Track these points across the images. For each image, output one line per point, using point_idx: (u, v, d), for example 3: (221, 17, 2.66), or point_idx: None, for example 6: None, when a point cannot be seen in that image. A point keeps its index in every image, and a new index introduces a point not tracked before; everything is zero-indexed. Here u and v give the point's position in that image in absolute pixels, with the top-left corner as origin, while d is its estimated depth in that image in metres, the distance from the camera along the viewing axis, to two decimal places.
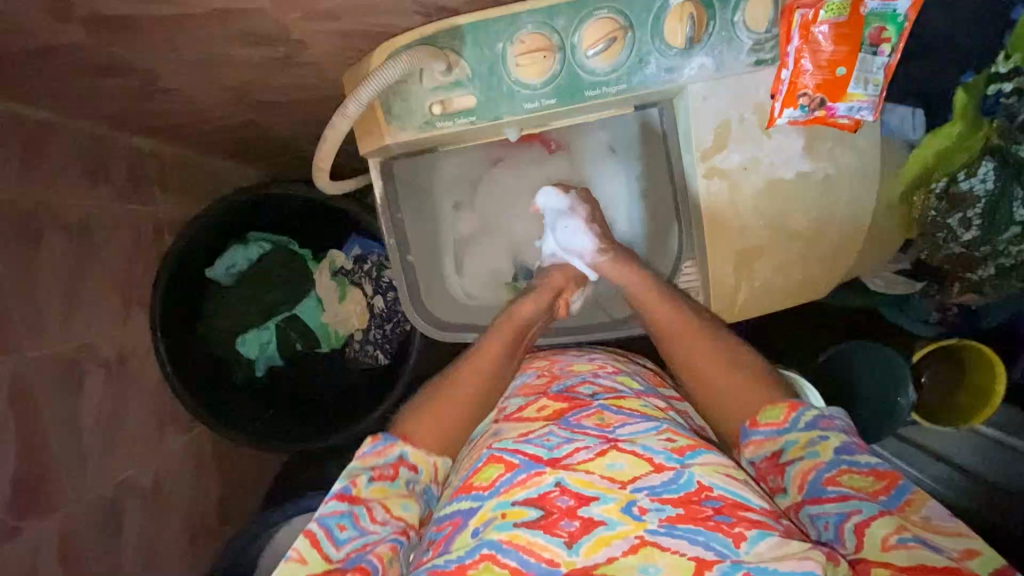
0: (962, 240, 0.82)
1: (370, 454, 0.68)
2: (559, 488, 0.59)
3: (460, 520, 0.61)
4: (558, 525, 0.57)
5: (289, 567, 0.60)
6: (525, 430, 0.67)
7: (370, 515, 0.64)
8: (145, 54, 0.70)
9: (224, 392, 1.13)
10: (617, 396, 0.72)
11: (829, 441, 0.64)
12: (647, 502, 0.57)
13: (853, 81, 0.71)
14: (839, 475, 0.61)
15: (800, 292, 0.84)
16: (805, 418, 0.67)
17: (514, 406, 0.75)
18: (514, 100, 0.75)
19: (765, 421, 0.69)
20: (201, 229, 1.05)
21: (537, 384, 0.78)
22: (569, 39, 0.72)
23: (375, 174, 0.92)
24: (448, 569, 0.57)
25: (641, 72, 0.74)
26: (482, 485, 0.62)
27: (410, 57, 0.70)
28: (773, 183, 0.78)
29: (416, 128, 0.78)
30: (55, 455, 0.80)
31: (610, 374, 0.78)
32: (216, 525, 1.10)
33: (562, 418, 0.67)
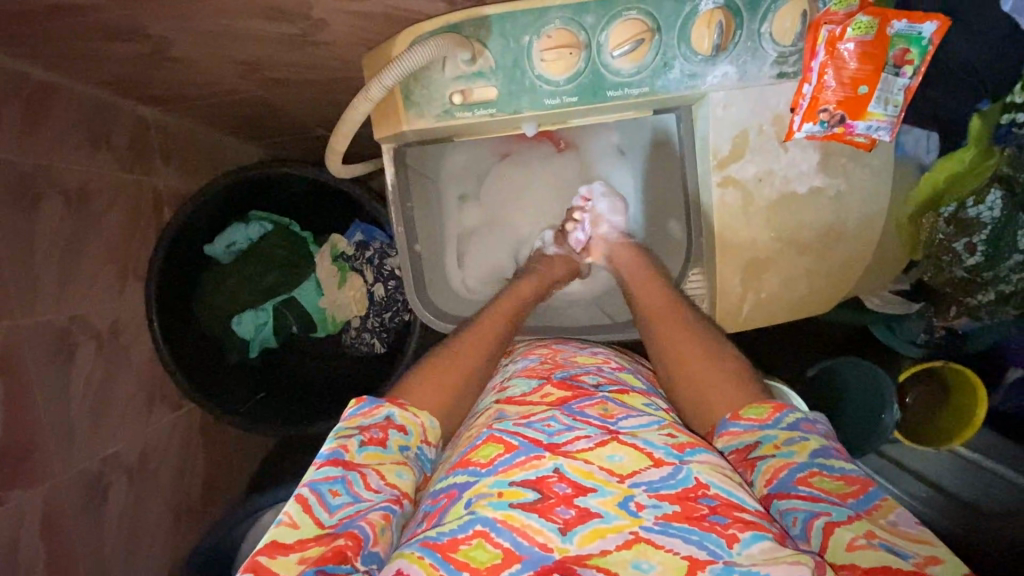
0: (966, 264, 0.85)
1: (358, 418, 0.69)
2: (558, 474, 0.59)
3: (454, 492, 0.60)
4: (553, 511, 0.57)
5: (279, 531, 0.57)
6: (526, 413, 0.68)
7: (363, 478, 0.63)
8: (161, 20, 0.67)
9: (216, 372, 1.10)
10: (621, 390, 0.73)
11: (806, 441, 0.61)
12: (644, 498, 0.57)
13: (874, 101, 0.72)
14: (810, 476, 0.57)
15: (804, 306, 0.85)
16: (788, 419, 0.64)
17: (517, 388, 0.75)
18: (536, 96, 0.75)
19: (747, 415, 0.66)
20: (203, 205, 1.03)
21: (541, 368, 0.78)
22: (596, 37, 0.71)
23: (387, 161, 0.90)
24: (439, 540, 0.55)
25: (665, 76, 0.74)
26: (480, 461, 0.61)
27: (436, 44, 0.69)
28: (787, 196, 0.79)
29: (434, 117, 0.77)
30: (42, 426, 0.78)
31: (613, 369, 0.79)
32: (200, 506, 1.07)
33: (565, 405, 0.68)
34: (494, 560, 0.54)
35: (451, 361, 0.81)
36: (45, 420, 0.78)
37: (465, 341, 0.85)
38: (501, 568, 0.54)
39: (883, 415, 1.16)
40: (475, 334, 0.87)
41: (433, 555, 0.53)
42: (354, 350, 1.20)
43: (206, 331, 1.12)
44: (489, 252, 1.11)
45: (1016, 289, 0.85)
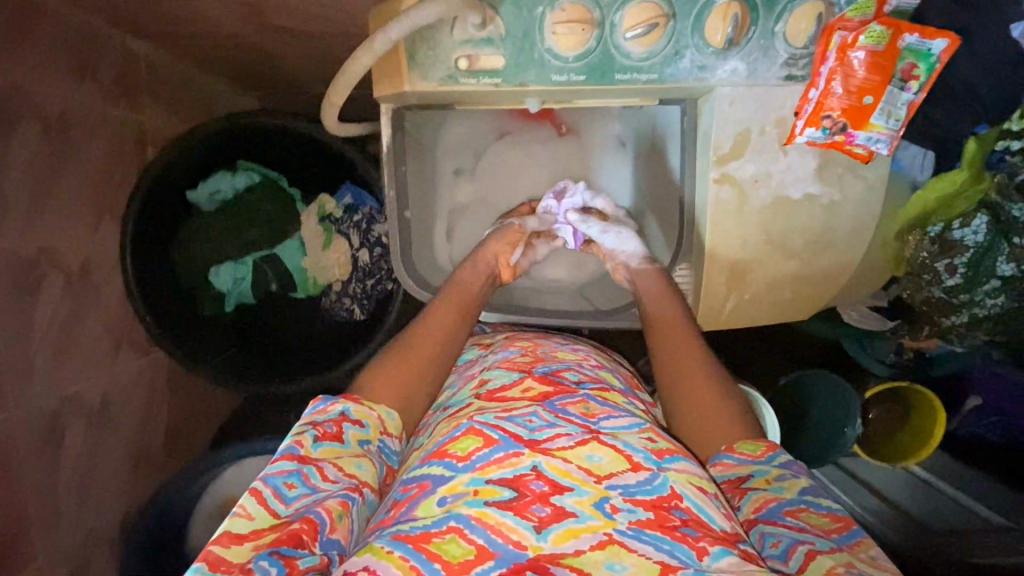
0: (945, 285, 0.86)
1: (313, 415, 0.69)
2: (535, 471, 0.59)
3: (428, 484, 0.59)
4: (529, 509, 0.56)
5: (234, 523, 0.57)
6: (507, 407, 0.67)
7: (321, 470, 0.63)
8: None
9: (188, 321, 1.07)
10: (602, 387, 0.74)
11: (796, 479, 0.63)
12: (620, 502, 0.58)
13: (877, 112, 0.72)
14: (798, 510, 0.59)
15: (786, 310, 0.86)
16: (780, 458, 0.65)
17: (496, 381, 0.74)
18: (543, 70, 0.73)
19: (741, 449, 0.67)
20: (190, 148, 0.99)
21: (521, 362, 0.77)
22: (610, 16, 0.70)
23: (385, 121, 0.87)
24: (412, 533, 0.54)
25: (674, 65, 0.73)
26: (457, 455, 0.60)
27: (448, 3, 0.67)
28: (780, 200, 0.79)
29: (437, 80, 0.75)
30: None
31: (592, 367, 0.79)
32: (161, 456, 1.06)
33: (547, 401, 0.67)
34: (465, 555, 0.53)
35: (415, 344, 0.82)
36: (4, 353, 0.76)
37: (435, 324, 0.86)
38: (472, 564, 0.53)
39: (844, 428, 1.20)
40: (444, 318, 0.87)
41: (403, 547, 0.53)
42: (332, 316, 1.18)
43: (179, 278, 1.08)
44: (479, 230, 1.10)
45: (988, 314, 0.86)
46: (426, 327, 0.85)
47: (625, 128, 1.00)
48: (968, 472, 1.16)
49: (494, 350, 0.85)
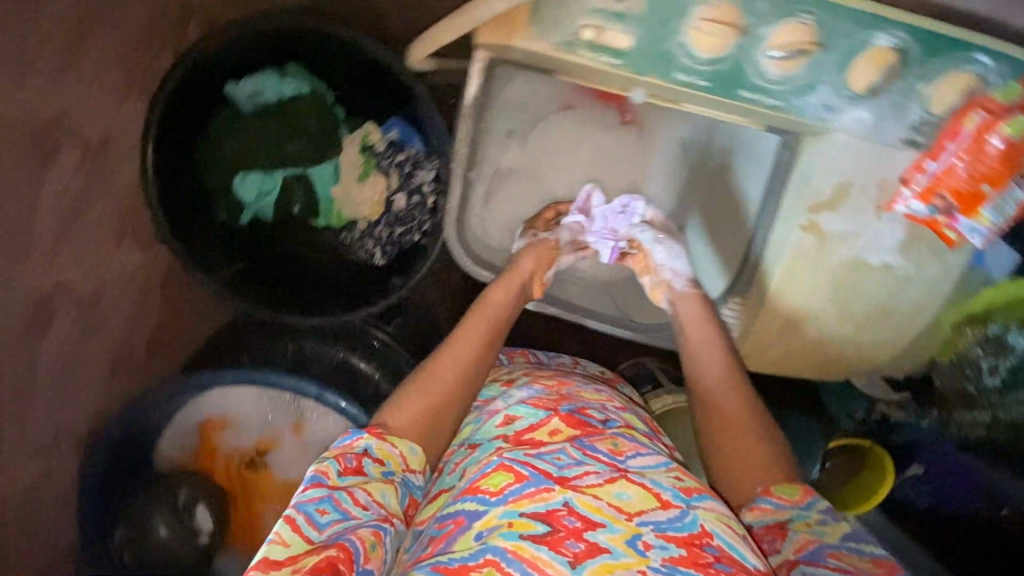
0: (983, 382, 0.88)
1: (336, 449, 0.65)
2: (567, 507, 0.59)
3: (463, 520, 0.59)
4: (563, 544, 0.55)
5: (268, 551, 0.54)
6: (534, 442, 0.67)
7: (351, 495, 0.59)
8: None
9: (201, 223, 0.99)
10: (627, 425, 0.74)
11: (837, 523, 0.60)
12: (651, 538, 0.57)
13: (990, 205, 0.70)
14: (841, 554, 0.57)
15: (828, 367, 0.85)
16: (819, 503, 0.62)
17: (523, 419, 0.71)
18: (667, 66, 0.67)
19: (778, 492, 0.64)
20: (246, 34, 0.88)
21: (548, 401, 0.73)
22: (759, 28, 0.64)
23: (475, 67, 0.78)
24: (450, 565, 0.54)
25: (804, 97, 0.68)
26: (489, 490, 0.61)
27: None
28: (857, 263, 0.77)
29: (553, 45, 0.68)
30: None
31: (617, 410, 0.77)
32: (141, 360, 0.99)
33: (574, 438, 0.68)
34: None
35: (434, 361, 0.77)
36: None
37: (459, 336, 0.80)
38: None
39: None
40: (470, 336, 0.80)
41: None
42: (349, 256, 1.10)
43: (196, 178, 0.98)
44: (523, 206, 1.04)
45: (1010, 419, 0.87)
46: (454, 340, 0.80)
47: (694, 131, 0.95)
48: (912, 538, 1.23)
49: (514, 375, 0.82)
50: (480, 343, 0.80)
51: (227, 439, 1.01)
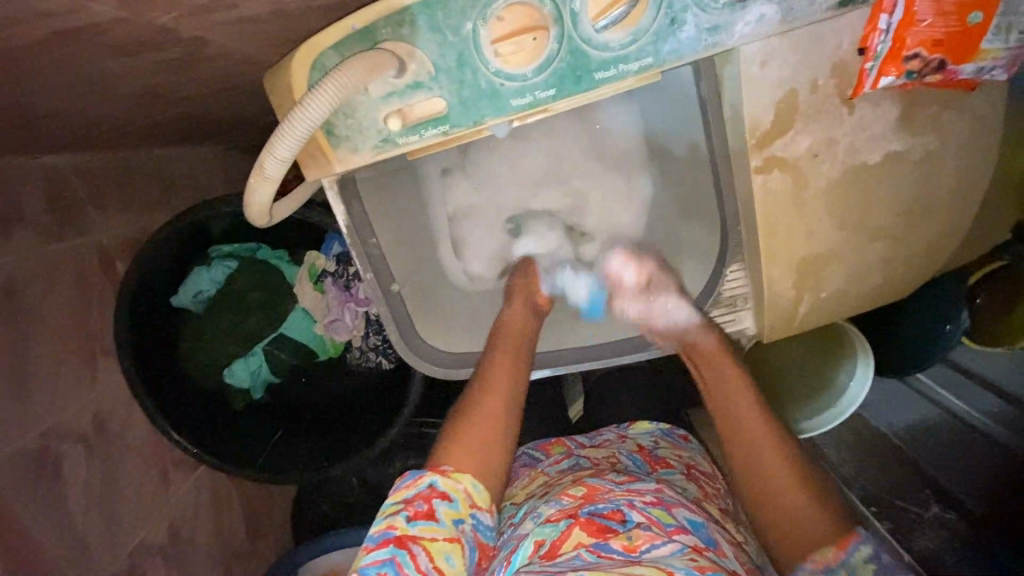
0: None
1: (400, 492, 0.59)
2: None
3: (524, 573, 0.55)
4: None
5: None
6: (548, 548, 0.59)
7: (414, 557, 0.55)
8: (24, 80, 0.57)
9: (226, 424, 1.04)
10: (654, 511, 0.61)
11: None
12: None
13: (991, 32, 0.49)
14: None
15: (874, 302, 0.68)
16: (855, 559, 0.55)
17: (541, 530, 0.62)
18: (498, 101, 0.55)
19: (813, 557, 0.56)
20: (160, 252, 0.95)
21: (571, 499, 0.64)
22: (568, 5, 0.49)
23: (413, 190, 0.81)
24: None
25: (673, 37, 0.52)
26: None
27: (340, 87, 0.49)
28: (850, 171, 0.59)
29: (372, 147, 0.58)
30: (81, 532, 0.79)
31: (648, 500, 0.63)
32: (247, 547, 1.08)
33: (593, 535, 0.58)
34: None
35: (486, 381, 0.71)
36: (69, 535, 0.77)
37: (501, 368, 0.73)
38: None
39: (837, 375, 1.11)
40: (497, 387, 0.70)
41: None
42: (364, 370, 1.12)
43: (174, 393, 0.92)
44: (418, 240, 0.82)
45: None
46: (495, 361, 0.73)
47: (558, 145, 0.84)
48: (886, 400, 1.30)
49: (568, 486, 0.69)
50: (509, 402, 0.69)
51: None
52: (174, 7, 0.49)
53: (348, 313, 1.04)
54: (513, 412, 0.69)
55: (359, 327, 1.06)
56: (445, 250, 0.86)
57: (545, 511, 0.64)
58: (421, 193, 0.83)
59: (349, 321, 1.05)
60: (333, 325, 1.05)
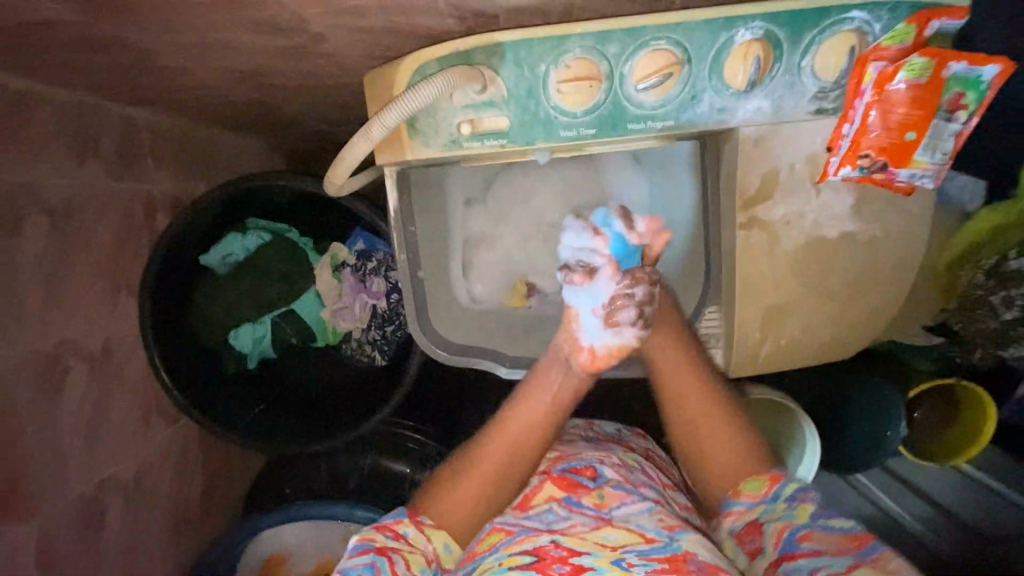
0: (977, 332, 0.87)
1: (382, 520, 0.65)
2: (555, 542, 0.59)
3: (512, 531, 0.62)
4: (551, 569, 0.57)
5: None
6: (523, 503, 0.67)
7: (392, 564, 0.60)
8: (165, 37, 0.68)
9: (214, 385, 1.07)
10: (621, 470, 0.69)
11: (804, 505, 0.62)
12: (635, 558, 0.58)
13: (921, 148, 0.66)
14: (813, 535, 0.58)
15: (829, 353, 0.80)
16: (785, 490, 0.64)
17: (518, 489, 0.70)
18: (550, 128, 0.69)
19: (747, 491, 0.66)
20: (205, 214, 1.03)
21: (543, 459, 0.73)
22: (618, 67, 0.65)
23: (428, 195, 0.90)
24: None
25: (692, 109, 0.68)
26: (483, 551, 0.62)
27: (440, 80, 0.63)
28: (814, 241, 0.74)
29: (440, 147, 0.71)
30: (64, 449, 0.81)
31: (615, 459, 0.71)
32: (200, 516, 1.07)
33: (563, 494, 0.65)
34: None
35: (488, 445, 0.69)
36: (52, 451, 0.79)
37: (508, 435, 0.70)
38: None
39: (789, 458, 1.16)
40: (500, 446, 0.69)
41: None
42: (355, 363, 1.18)
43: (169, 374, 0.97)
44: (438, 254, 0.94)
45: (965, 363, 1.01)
46: (508, 419, 0.71)
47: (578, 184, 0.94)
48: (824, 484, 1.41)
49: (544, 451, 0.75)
50: (510, 462, 0.68)
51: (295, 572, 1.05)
52: (318, 5, 0.62)
53: (357, 303, 1.13)
54: (511, 472, 0.68)
55: (364, 319, 1.14)
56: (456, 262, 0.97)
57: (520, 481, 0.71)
58: (441, 209, 0.93)
59: (358, 313, 1.13)
60: (340, 311, 1.13)
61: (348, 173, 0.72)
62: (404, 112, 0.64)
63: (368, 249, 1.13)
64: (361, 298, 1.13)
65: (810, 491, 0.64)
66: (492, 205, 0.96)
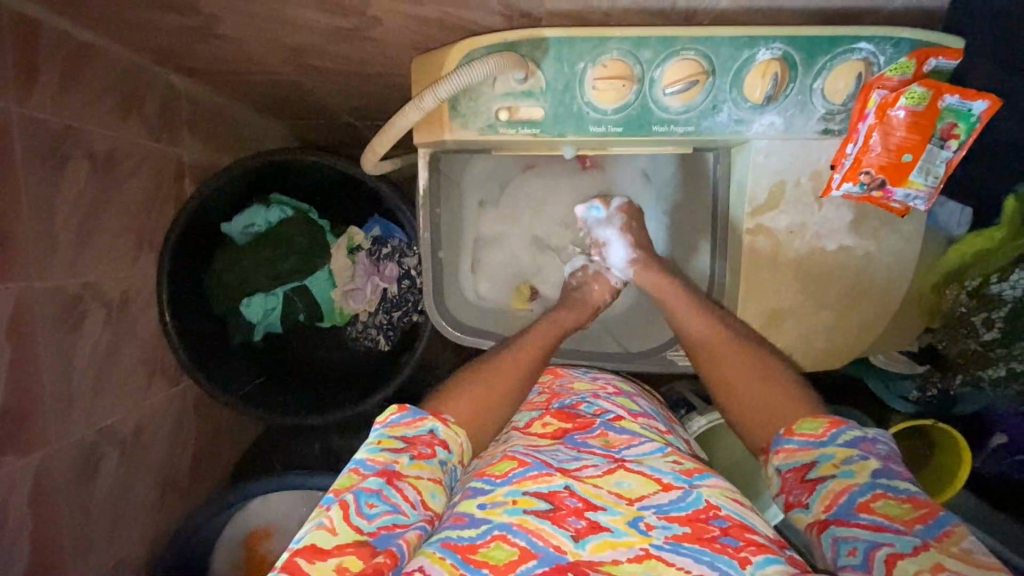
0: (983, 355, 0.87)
1: (399, 427, 0.68)
2: (568, 490, 0.64)
3: (527, 463, 0.68)
4: (565, 520, 0.62)
5: (319, 533, 0.56)
6: (534, 443, 0.74)
7: (401, 490, 0.62)
8: (232, 9, 0.73)
9: (220, 350, 1.09)
10: (619, 415, 0.78)
11: (867, 464, 0.61)
12: (654, 519, 0.62)
13: (916, 170, 0.72)
14: (872, 501, 0.57)
15: (824, 361, 0.84)
16: (844, 435, 0.64)
17: (520, 421, 0.81)
18: (582, 122, 0.74)
19: (801, 431, 0.67)
20: (231, 189, 1.06)
21: (538, 400, 0.84)
22: (649, 72, 0.71)
23: (445, 188, 0.95)
24: (460, 543, 0.59)
25: (712, 118, 0.74)
26: (495, 474, 0.67)
27: (488, 63, 0.69)
28: (814, 252, 0.79)
29: (478, 130, 0.76)
30: (71, 391, 0.81)
31: (610, 395, 0.83)
32: (186, 483, 1.06)
33: (568, 437, 0.74)
34: (510, 556, 0.58)
35: (448, 402, 0.75)
36: (58, 391, 0.79)
37: (470, 398, 0.76)
38: (518, 563, 0.57)
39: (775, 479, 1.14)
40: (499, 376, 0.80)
41: (454, 555, 0.58)
42: (359, 345, 1.20)
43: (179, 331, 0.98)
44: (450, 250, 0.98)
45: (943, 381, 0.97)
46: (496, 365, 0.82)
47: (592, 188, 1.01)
48: None
49: (541, 402, 0.83)
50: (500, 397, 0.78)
51: (275, 549, 1.04)
52: None
53: (367, 286, 1.16)
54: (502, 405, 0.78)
55: (372, 302, 1.17)
56: (468, 254, 1.01)
57: (517, 434, 0.77)
58: (456, 206, 0.97)
59: (366, 296, 1.16)
60: (350, 292, 1.16)
61: (393, 143, 0.78)
62: (457, 84, 0.70)
63: (384, 235, 1.17)
64: (372, 281, 1.16)
65: (876, 446, 0.63)
66: (508, 201, 1.00)
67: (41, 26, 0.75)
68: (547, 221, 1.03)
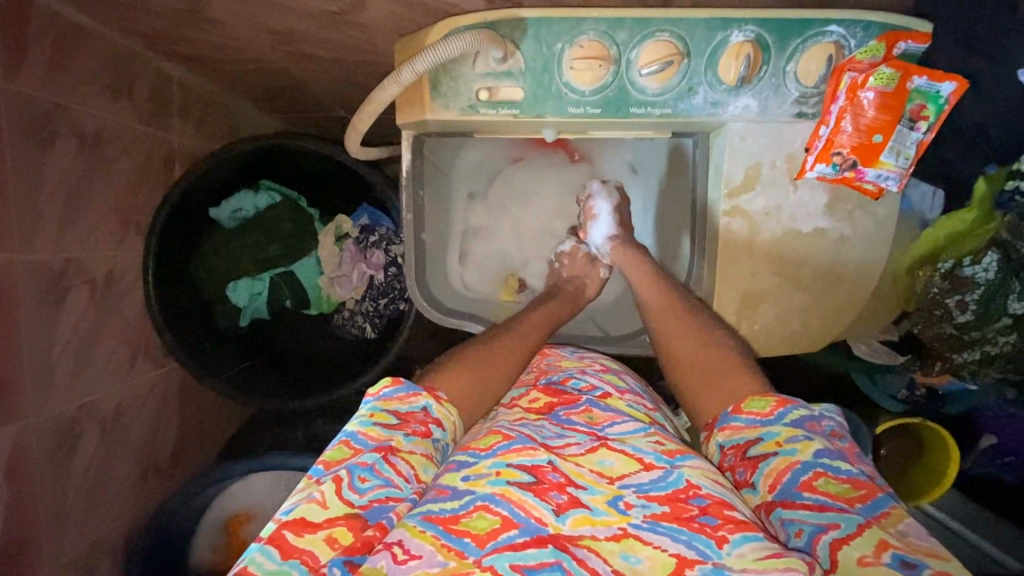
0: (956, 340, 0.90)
1: (393, 401, 0.68)
2: (552, 464, 0.64)
3: (511, 437, 0.67)
4: (547, 494, 0.62)
5: (309, 507, 0.57)
6: (519, 416, 0.74)
7: (395, 465, 0.62)
8: None
9: (205, 333, 1.09)
10: (605, 393, 0.78)
11: (808, 443, 0.59)
12: (633, 499, 0.62)
13: (887, 150, 0.73)
14: (814, 480, 0.57)
15: (801, 344, 0.85)
16: (790, 414, 0.63)
17: (510, 395, 0.82)
18: (560, 102, 0.76)
19: (750, 409, 0.66)
20: (219, 173, 1.07)
21: (527, 376, 0.84)
22: (626, 53, 0.73)
23: (431, 175, 0.96)
24: (442, 514, 0.58)
25: (688, 100, 0.75)
26: (480, 447, 0.67)
27: (466, 39, 0.70)
28: (790, 235, 0.80)
29: (458, 110, 0.77)
30: (51, 365, 0.82)
31: (597, 371, 0.83)
32: (167, 466, 1.06)
33: (552, 413, 0.74)
34: (493, 525, 0.58)
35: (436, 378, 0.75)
36: (39, 364, 0.80)
37: (454, 379, 0.76)
38: (499, 531, 0.58)
39: None
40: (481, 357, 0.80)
41: (435, 527, 0.57)
42: (344, 334, 1.20)
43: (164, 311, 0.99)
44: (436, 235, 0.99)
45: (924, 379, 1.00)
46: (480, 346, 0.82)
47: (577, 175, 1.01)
48: None
49: (529, 380, 0.83)
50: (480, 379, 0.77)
51: (255, 532, 1.04)
52: None
53: (354, 274, 1.17)
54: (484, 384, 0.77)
55: (360, 289, 1.17)
56: (455, 241, 1.01)
57: (505, 408, 0.78)
58: (443, 193, 0.98)
59: (354, 283, 1.17)
60: (337, 279, 1.17)
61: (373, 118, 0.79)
62: (438, 60, 0.72)
63: (372, 223, 1.17)
64: (360, 268, 1.16)
65: (822, 424, 0.62)
66: (495, 187, 1.00)
67: (31, 6, 0.76)
68: (534, 208, 1.04)
